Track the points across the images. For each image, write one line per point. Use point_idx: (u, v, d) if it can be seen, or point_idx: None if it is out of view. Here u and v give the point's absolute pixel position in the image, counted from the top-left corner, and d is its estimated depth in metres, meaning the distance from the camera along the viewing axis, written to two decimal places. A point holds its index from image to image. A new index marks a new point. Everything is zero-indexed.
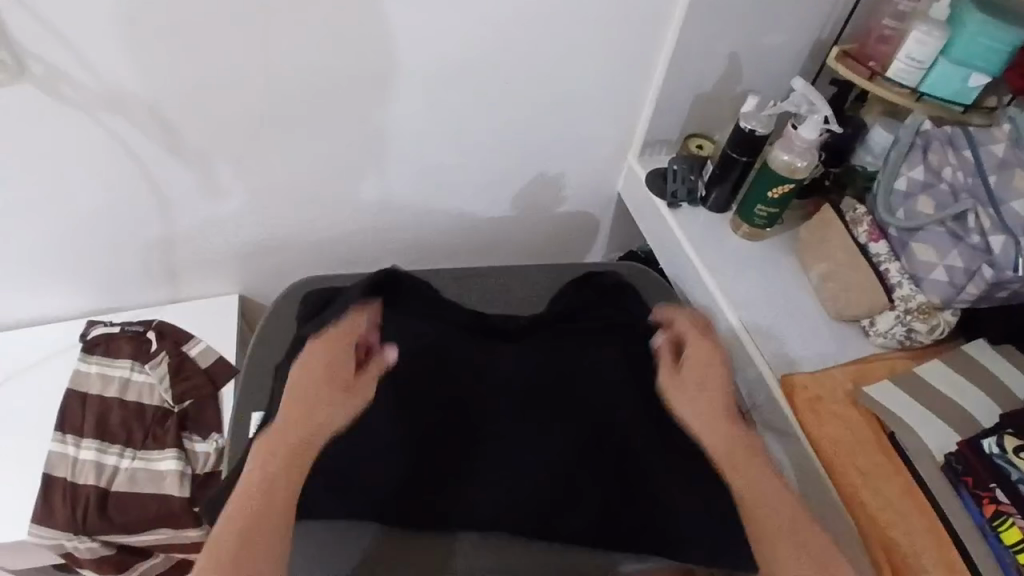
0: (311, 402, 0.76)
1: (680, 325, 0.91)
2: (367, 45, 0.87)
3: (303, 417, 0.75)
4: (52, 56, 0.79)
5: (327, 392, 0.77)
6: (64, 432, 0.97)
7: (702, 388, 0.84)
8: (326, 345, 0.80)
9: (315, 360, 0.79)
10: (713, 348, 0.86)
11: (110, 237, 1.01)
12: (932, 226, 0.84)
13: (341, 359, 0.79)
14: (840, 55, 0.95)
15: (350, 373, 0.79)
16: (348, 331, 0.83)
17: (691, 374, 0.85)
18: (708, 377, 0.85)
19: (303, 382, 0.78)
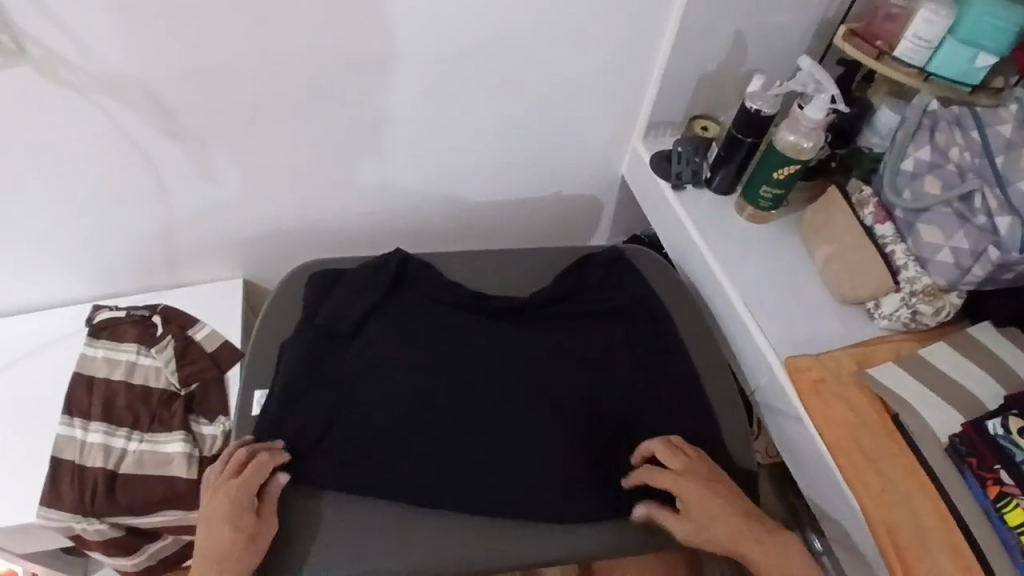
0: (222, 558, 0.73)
1: (654, 472, 0.81)
2: (364, 25, 0.86)
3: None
4: (49, 39, 0.78)
5: (230, 550, 0.73)
6: (72, 415, 0.98)
7: (704, 524, 0.79)
8: (209, 520, 0.76)
9: (202, 542, 0.75)
10: (704, 492, 0.80)
11: (113, 221, 1.01)
12: (938, 207, 0.83)
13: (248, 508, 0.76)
14: (847, 35, 0.93)
15: (253, 522, 0.76)
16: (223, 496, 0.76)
17: (698, 518, 0.79)
18: (716, 515, 0.78)
19: (214, 535, 0.74)
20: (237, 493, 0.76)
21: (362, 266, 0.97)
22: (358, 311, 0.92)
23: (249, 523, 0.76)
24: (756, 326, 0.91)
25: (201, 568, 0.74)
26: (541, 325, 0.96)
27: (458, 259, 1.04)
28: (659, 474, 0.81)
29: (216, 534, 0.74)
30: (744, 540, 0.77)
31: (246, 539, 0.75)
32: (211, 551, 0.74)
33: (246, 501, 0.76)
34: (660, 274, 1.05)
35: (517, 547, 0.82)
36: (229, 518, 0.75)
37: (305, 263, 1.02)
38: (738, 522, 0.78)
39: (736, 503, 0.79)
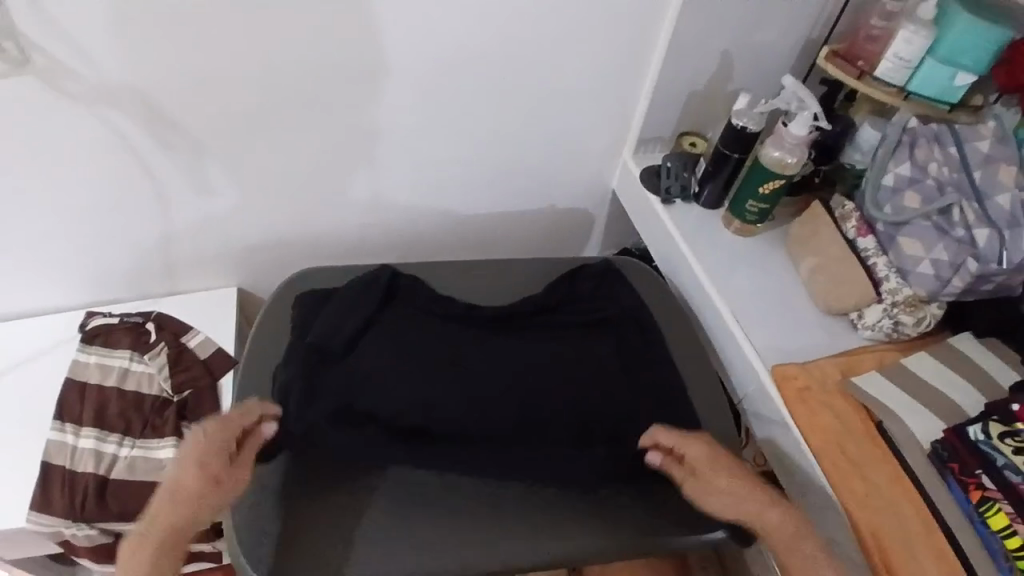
0: (185, 490, 0.75)
1: (675, 439, 0.85)
2: (362, 38, 0.88)
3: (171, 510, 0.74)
4: (53, 49, 0.80)
5: (194, 483, 0.75)
6: (63, 420, 0.98)
7: (722, 484, 0.82)
8: (183, 455, 0.77)
9: (172, 476, 0.76)
10: (714, 455, 0.84)
11: (109, 230, 1.02)
12: (918, 221, 0.86)
13: (222, 447, 0.78)
14: (829, 55, 0.97)
15: (224, 461, 0.77)
16: (203, 431, 0.78)
17: (714, 483, 0.82)
18: (732, 482, 0.82)
19: (180, 468, 0.76)
20: (217, 433, 0.78)
21: (353, 283, 0.99)
22: (351, 325, 0.93)
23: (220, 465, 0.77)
24: (743, 337, 0.92)
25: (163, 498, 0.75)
26: (534, 333, 0.97)
27: (452, 270, 1.06)
28: (682, 441, 0.85)
29: (182, 466, 0.76)
30: (760, 509, 0.80)
31: (213, 481, 0.76)
32: (176, 482, 0.75)
33: (222, 442, 0.78)
34: (649, 286, 1.07)
35: (508, 551, 0.82)
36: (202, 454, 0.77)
37: (300, 272, 1.04)
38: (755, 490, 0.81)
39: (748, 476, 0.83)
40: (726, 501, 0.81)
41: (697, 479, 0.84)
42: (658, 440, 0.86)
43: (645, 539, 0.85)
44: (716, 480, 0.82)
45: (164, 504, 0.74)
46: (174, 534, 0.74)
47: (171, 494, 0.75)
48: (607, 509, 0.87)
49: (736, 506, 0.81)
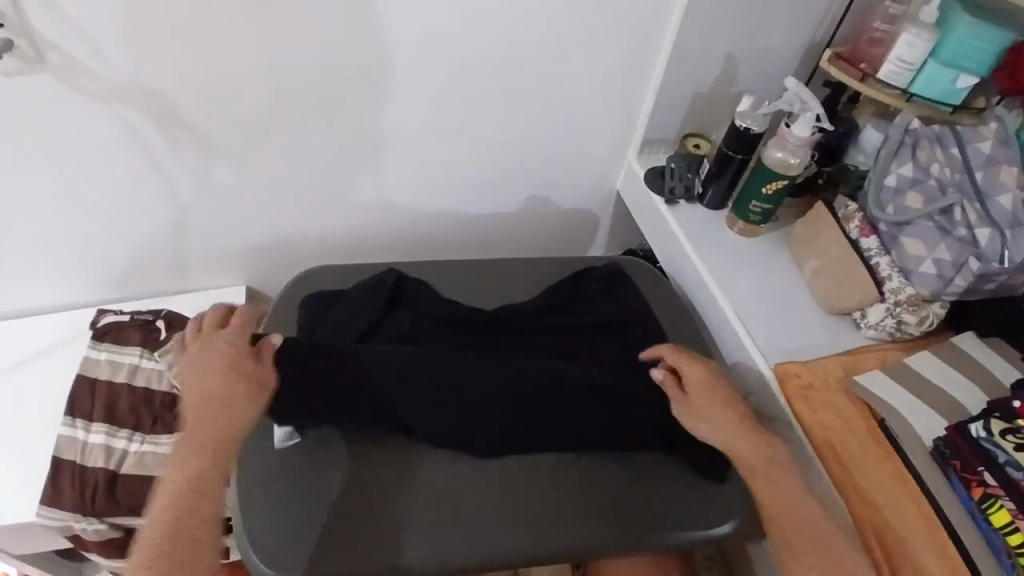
0: (217, 392, 0.78)
1: (680, 357, 0.90)
2: (369, 38, 0.90)
3: (206, 412, 0.77)
4: (69, 47, 0.81)
5: (224, 383, 0.78)
6: (74, 416, 0.99)
7: (713, 410, 0.86)
8: (205, 363, 0.79)
9: (198, 385, 0.78)
10: (712, 381, 0.88)
11: (121, 227, 1.04)
12: (920, 221, 0.87)
13: (242, 349, 0.81)
14: (833, 58, 0.98)
15: (249, 361, 0.81)
16: (221, 340, 0.81)
17: (706, 403, 0.87)
18: (724, 401, 0.86)
19: (205, 374, 0.79)
20: (236, 339, 0.82)
21: (358, 284, 1.00)
22: (357, 329, 0.94)
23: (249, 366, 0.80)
24: (746, 335, 0.93)
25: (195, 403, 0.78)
26: (539, 332, 0.98)
27: (458, 269, 1.07)
28: (684, 360, 0.90)
29: (207, 373, 0.79)
30: (743, 432, 0.84)
31: (247, 381, 0.79)
32: (206, 387, 0.78)
33: (241, 346, 0.81)
34: (654, 286, 1.08)
35: (511, 546, 0.83)
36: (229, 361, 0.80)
37: (308, 271, 1.05)
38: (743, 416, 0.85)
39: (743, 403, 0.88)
40: (714, 418, 0.85)
41: (692, 399, 0.87)
42: (660, 355, 0.91)
43: (647, 536, 0.86)
44: (707, 403, 0.86)
45: (201, 411, 0.77)
46: (219, 432, 0.76)
47: (204, 399, 0.78)
48: (610, 505, 0.87)
49: (723, 431, 0.84)
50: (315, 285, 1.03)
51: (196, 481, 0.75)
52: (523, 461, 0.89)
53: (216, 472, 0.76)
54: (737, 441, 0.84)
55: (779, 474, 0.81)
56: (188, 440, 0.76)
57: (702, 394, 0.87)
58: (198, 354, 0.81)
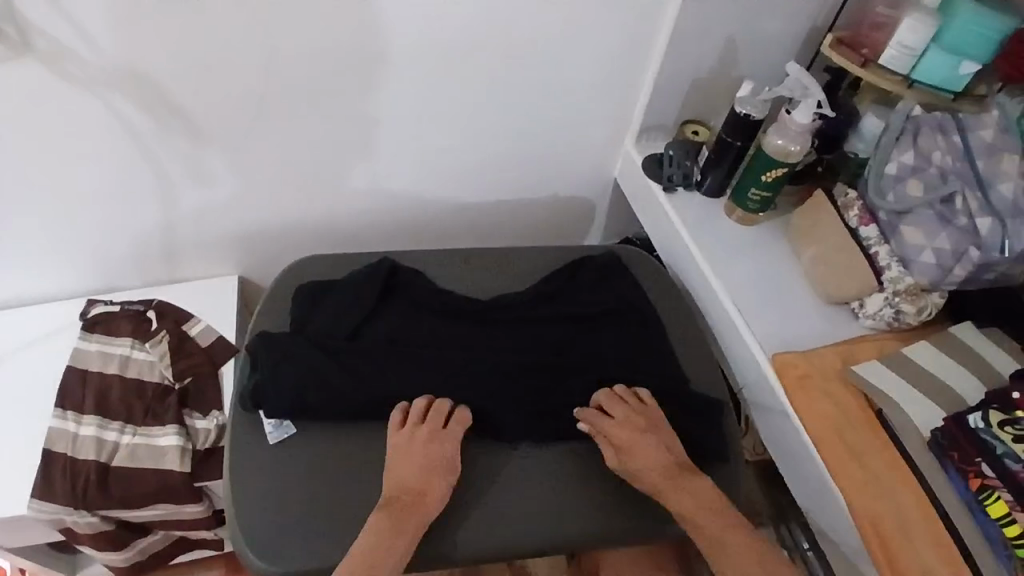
0: (423, 491, 0.80)
1: (596, 420, 0.87)
2: (364, 23, 0.88)
3: (411, 508, 0.79)
4: (57, 33, 0.79)
5: (431, 482, 0.81)
6: (65, 408, 0.98)
7: (643, 464, 0.84)
8: (412, 457, 0.82)
9: (404, 475, 0.81)
10: (639, 435, 0.85)
11: (110, 217, 1.02)
12: (920, 209, 0.86)
13: (450, 457, 0.84)
14: (834, 43, 0.95)
15: (450, 471, 0.83)
16: (439, 437, 0.84)
17: (632, 462, 0.84)
18: (650, 460, 0.84)
19: (418, 472, 0.81)
20: (449, 441, 0.84)
21: (351, 276, 0.98)
22: (351, 320, 0.93)
23: (448, 470, 0.83)
24: (742, 324, 0.93)
25: (400, 497, 0.80)
26: (536, 322, 0.97)
27: (455, 257, 1.05)
28: (601, 422, 0.87)
29: (419, 471, 0.81)
30: (668, 488, 0.83)
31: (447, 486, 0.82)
32: (414, 483, 0.81)
33: (451, 449, 0.84)
34: (652, 274, 1.07)
35: (499, 537, 0.83)
36: (439, 461, 0.83)
37: (303, 260, 1.03)
38: (665, 468, 0.84)
39: (665, 452, 0.85)
40: (643, 479, 0.84)
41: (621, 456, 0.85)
42: (585, 416, 0.88)
43: (637, 529, 0.86)
44: (637, 458, 0.84)
45: (406, 503, 0.79)
46: (413, 526, 0.78)
47: (410, 493, 0.80)
48: (602, 496, 0.87)
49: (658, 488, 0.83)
50: (308, 277, 1.01)
51: (374, 564, 0.75)
52: (521, 454, 0.88)
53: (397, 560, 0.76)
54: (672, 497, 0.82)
55: (716, 521, 0.81)
56: (383, 526, 0.77)
57: (628, 447, 0.85)
58: (408, 448, 0.83)
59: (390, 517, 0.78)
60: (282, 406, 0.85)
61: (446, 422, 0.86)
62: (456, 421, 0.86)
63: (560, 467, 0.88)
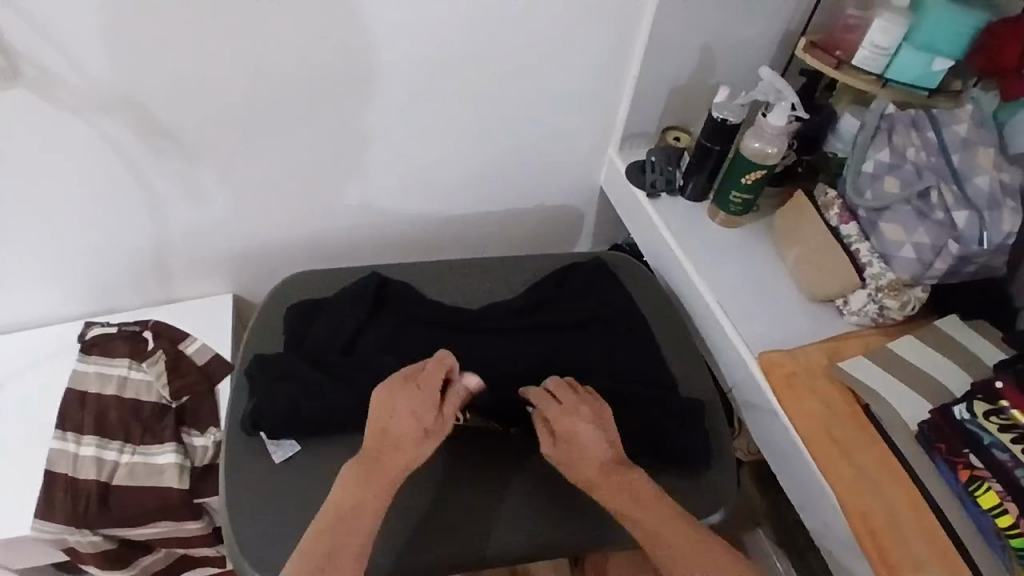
0: (396, 441, 0.77)
1: (541, 404, 0.83)
2: (347, 43, 0.90)
3: (384, 458, 0.77)
4: (46, 61, 0.82)
5: (404, 432, 0.77)
6: (65, 429, 1.00)
7: (581, 453, 0.79)
8: (387, 406, 0.79)
9: (375, 421, 0.79)
10: (580, 424, 0.80)
11: (105, 239, 1.04)
12: (898, 205, 0.87)
13: (431, 401, 0.79)
14: (806, 46, 0.97)
15: (432, 419, 0.78)
16: (413, 378, 0.81)
17: (569, 454, 0.80)
18: (588, 452, 0.79)
19: (389, 420, 0.78)
20: (425, 383, 0.80)
21: (340, 293, 1.00)
22: (342, 336, 0.95)
23: (426, 414, 0.78)
24: (727, 324, 0.94)
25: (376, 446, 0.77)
26: (524, 329, 0.98)
27: (446, 269, 1.07)
28: (545, 406, 0.83)
29: (390, 418, 0.78)
30: (602, 483, 0.78)
31: (422, 428, 0.78)
32: (387, 432, 0.77)
33: (431, 394, 0.80)
34: (637, 279, 1.08)
35: (496, 543, 0.83)
36: (414, 408, 0.78)
37: (294, 277, 1.05)
38: (602, 466, 0.78)
39: (606, 446, 0.79)
40: (579, 472, 0.79)
41: (563, 443, 0.81)
42: (530, 395, 0.86)
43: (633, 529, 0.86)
44: (575, 448, 0.80)
45: (376, 457, 0.77)
46: (386, 476, 0.76)
47: (383, 444, 0.77)
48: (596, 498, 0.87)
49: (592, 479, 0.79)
50: (299, 295, 1.03)
51: (349, 518, 0.74)
52: (511, 462, 0.89)
53: (374, 509, 0.75)
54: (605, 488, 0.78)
55: (649, 515, 0.77)
56: (354, 477, 0.76)
57: (567, 435, 0.81)
58: (384, 396, 0.79)
59: (360, 469, 0.76)
60: (274, 420, 0.86)
61: (430, 365, 0.83)
62: (434, 364, 0.83)
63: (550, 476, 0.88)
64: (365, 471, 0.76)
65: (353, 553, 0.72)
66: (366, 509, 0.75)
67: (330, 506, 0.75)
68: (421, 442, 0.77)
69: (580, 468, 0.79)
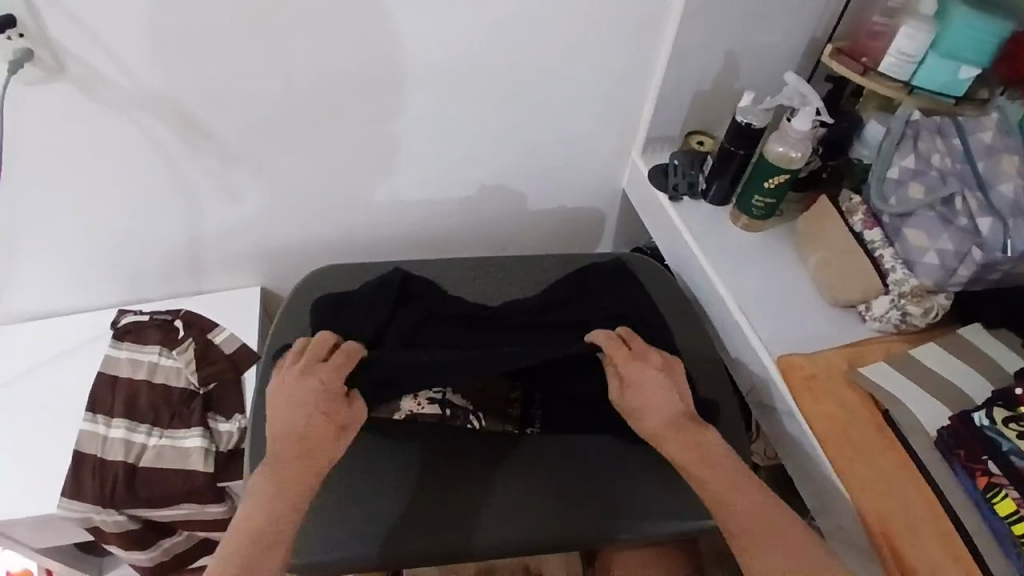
0: (310, 438, 0.79)
1: (613, 348, 0.86)
2: (376, 43, 0.92)
3: (298, 460, 0.79)
4: (90, 58, 0.85)
5: (318, 430, 0.80)
6: (95, 411, 1.02)
7: (652, 401, 0.83)
8: (295, 400, 0.81)
9: (290, 425, 0.80)
10: (650, 372, 0.84)
11: (139, 231, 1.07)
12: (922, 211, 0.87)
13: (338, 394, 0.82)
14: (833, 53, 0.98)
15: (341, 412, 0.81)
16: (319, 375, 0.82)
17: (636, 399, 0.84)
18: (657, 400, 0.83)
19: (299, 417, 0.80)
20: (329, 375, 0.83)
21: (365, 286, 1.01)
22: (365, 331, 0.95)
23: (336, 407, 0.81)
24: (746, 325, 0.94)
25: (286, 445, 0.79)
26: (545, 327, 0.99)
27: (468, 266, 1.09)
28: (617, 351, 0.86)
29: (299, 416, 0.80)
30: (668, 432, 0.82)
31: (337, 426, 0.81)
32: (297, 431, 0.80)
33: (337, 386, 0.82)
34: (655, 280, 1.09)
35: (500, 536, 0.84)
36: (323, 400, 0.81)
37: (318, 271, 1.07)
38: (673, 414, 0.82)
39: (677, 400, 0.83)
40: (645, 418, 0.83)
41: (632, 391, 0.84)
42: (597, 339, 0.87)
43: (647, 523, 0.87)
44: (646, 394, 0.83)
45: (289, 459, 0.79)
46: (300, 480, 0.78)
47: (296, 444, 0.79)
48: (609, 492, 0.88)
49: (659, 428, 0.82)
50: (323, 289, 1.05)
51: (266, 526, 0.75)
52: (522, 454, 0.90)
53: (290, 517, 0.76)
54: (672, 438, 0.82)
55: (720, 479, 0.79)
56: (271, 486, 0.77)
57: (634, 381, 0.84)
58: (285, 394, 0.82)
59: (273, 476, 0.78)
60: None
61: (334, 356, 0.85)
62: (342, 360, 0.85)
63: (561, 467, 0.90)
64: (278, 477, 0.78)
65: (273, 563, 0.73)
66: (284, 517, 0.76)
67: (242, 518, 0.76)
68: (336, 441, 0.80)
69: (647, 414, 0.83)
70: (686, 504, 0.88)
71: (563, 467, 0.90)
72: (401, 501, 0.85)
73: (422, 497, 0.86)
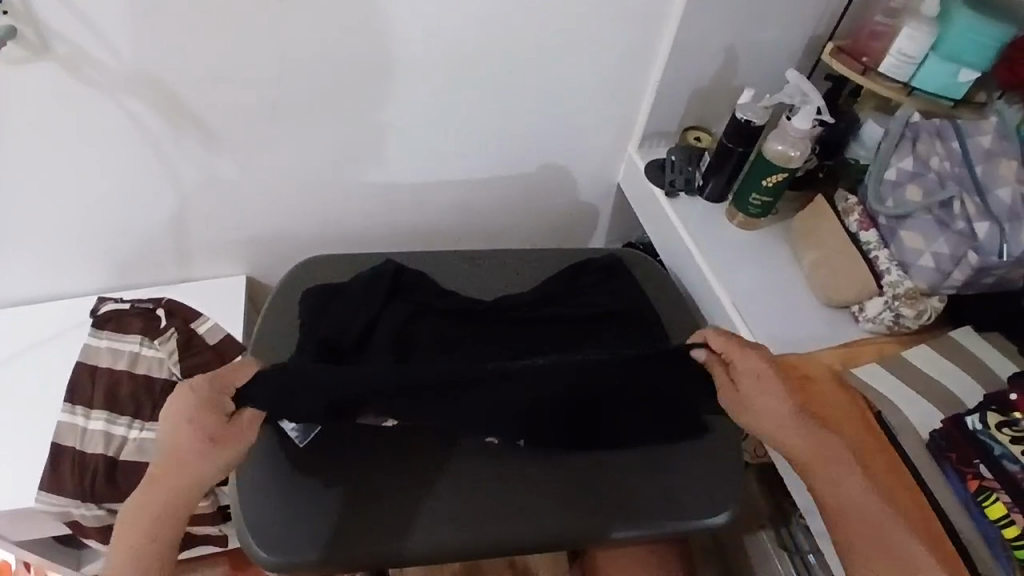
0: (178, 455, 0.69)
1: (727, 345, 0.80)
2: (372, 29, 0.90)
3: (165, 482, 0.70)
4: (75, 37, 0.81)
5: (187, 447, 0.70)
6: (74, 403, 1.00)
7: (773, 395, 0.77)
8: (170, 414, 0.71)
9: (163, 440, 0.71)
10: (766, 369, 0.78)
11: (121, 216, 1.04)
12: (920, 214, 0.87)
13: (213, 406, 0.71)
14: (834, 51, 0.98)
15: (215, 426, 0.71)
16: (188, 383, 0.70)
17: (754, 390, 0.78)
18: (772, 398, 0.77)
19: (170, 433, 0.70)
20: (203, 386, 0.71)
21: (357, 279, 0.99)
22: (357, 324, 0.92)
23: (207, 420, 0.71)
24: (741, 324, 0.94)
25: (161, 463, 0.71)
26: (540, 323, 0.98)
27: (460, 261, 1.07)
28: (732, 348, 0.80)
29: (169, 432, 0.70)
30: (789, 430, 0.76)
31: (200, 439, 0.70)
32: (170, 449, 0.70)
33: (212, 398, 0.71)
34: (648, 276, 1.09)
35: (489, 536, 0.83)
36: (191, 413, 0.70)
37: (307, 263, 1.05)
38: (792, 415, 0.76)
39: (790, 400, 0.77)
40: (761, 418, 0.77)
41: (749, 388, 0.78)
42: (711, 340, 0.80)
43: (643, 522, 0.87)
44: (764, 395, 0.77)
45: (161, 479, 0.70)
46: (171, 504, 0.69)
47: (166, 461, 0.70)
48: (605, 491, 0.88)
49: (775, 426, 0.76)
50: (313, 282, 1.03)
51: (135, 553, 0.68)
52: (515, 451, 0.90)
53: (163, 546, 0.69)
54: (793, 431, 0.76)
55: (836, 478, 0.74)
56: (143, 509, 0.69)
57: (750, 382, 0.78)
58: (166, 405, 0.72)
59: (145, 496, 0.70)
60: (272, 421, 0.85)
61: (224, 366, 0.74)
62: (230, 370, 0.74)
63: (554, 468, 0.89)
64: (149, 499, 0.69)
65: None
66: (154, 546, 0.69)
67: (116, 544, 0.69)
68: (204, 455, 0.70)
69: (766, 409, 0.77)
70: (678, 505, 0.88)
71: (555, 467, 0.89)
72: (391, 503, 0.84)
73: (412, 495, 0.85)
